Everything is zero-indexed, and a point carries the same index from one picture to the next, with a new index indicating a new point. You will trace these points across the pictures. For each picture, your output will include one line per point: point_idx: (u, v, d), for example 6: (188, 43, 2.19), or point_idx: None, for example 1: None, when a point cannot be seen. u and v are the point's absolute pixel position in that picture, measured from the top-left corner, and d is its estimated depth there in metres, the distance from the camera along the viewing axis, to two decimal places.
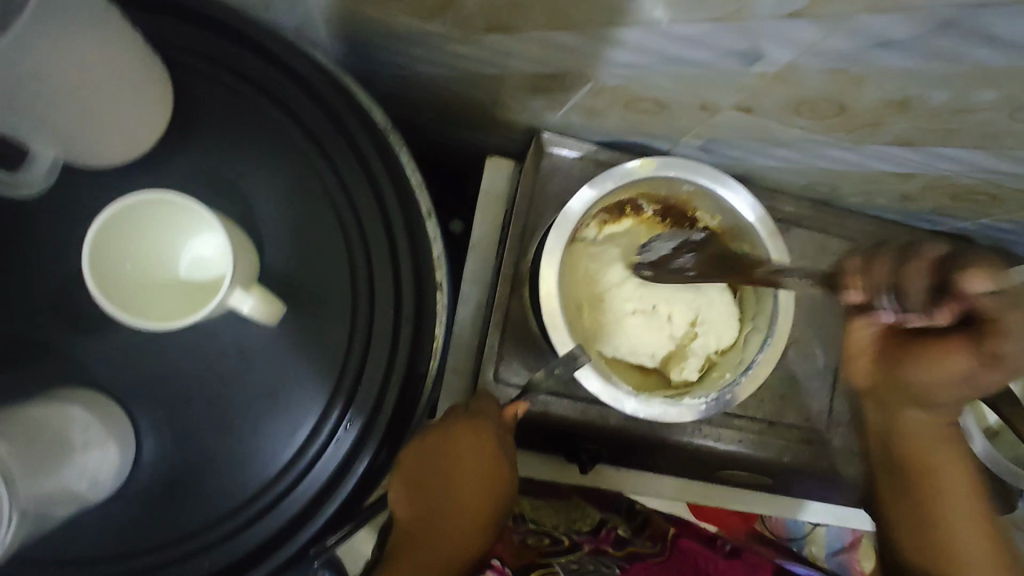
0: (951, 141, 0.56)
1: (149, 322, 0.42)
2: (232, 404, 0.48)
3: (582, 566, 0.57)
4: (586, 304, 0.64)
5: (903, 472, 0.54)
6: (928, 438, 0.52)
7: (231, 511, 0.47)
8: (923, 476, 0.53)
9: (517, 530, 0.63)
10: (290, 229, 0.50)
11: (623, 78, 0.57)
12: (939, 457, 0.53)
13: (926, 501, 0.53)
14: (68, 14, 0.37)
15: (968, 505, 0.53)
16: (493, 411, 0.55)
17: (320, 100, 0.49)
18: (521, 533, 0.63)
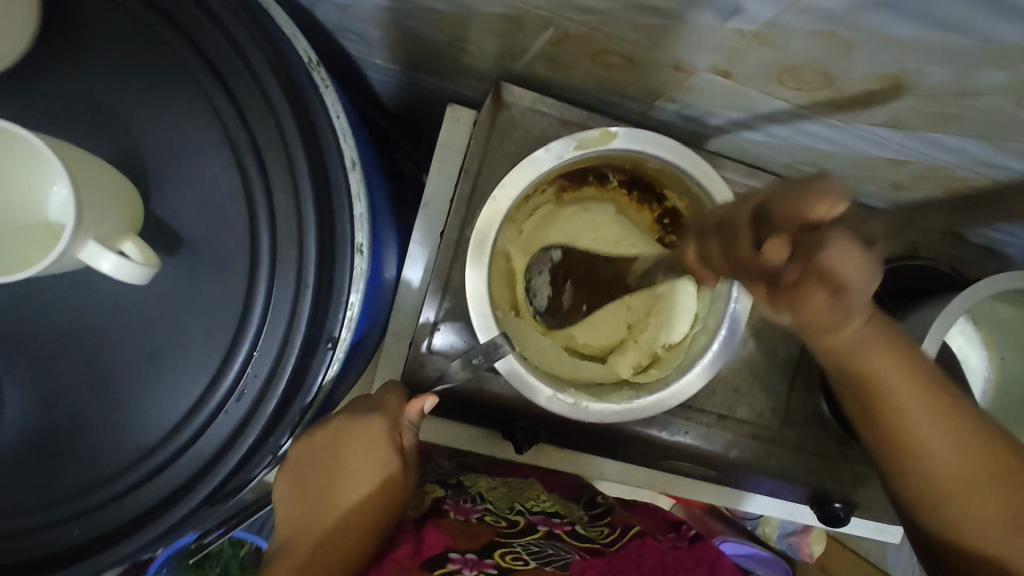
0: (950, 128, 0.50)
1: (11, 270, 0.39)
2: (110, 364, 0.44)
3: (539, 547, 0.50)
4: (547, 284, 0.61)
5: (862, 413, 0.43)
6: (902, 381, 0.40)
7: (105, 480, 0.44)
8: (899, 431, 0.42)
9: (471, 507, 0.56)
10: (181, 172, 0.43)
11: (586, 25, 0.50)
12: (915, 424, 0.41)
13: (918, 473, 0.42)
14: None
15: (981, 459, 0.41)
16: (395, 407, 0.50)
17: (219, 22, 0.42)
18: (475, 511, 0.56)
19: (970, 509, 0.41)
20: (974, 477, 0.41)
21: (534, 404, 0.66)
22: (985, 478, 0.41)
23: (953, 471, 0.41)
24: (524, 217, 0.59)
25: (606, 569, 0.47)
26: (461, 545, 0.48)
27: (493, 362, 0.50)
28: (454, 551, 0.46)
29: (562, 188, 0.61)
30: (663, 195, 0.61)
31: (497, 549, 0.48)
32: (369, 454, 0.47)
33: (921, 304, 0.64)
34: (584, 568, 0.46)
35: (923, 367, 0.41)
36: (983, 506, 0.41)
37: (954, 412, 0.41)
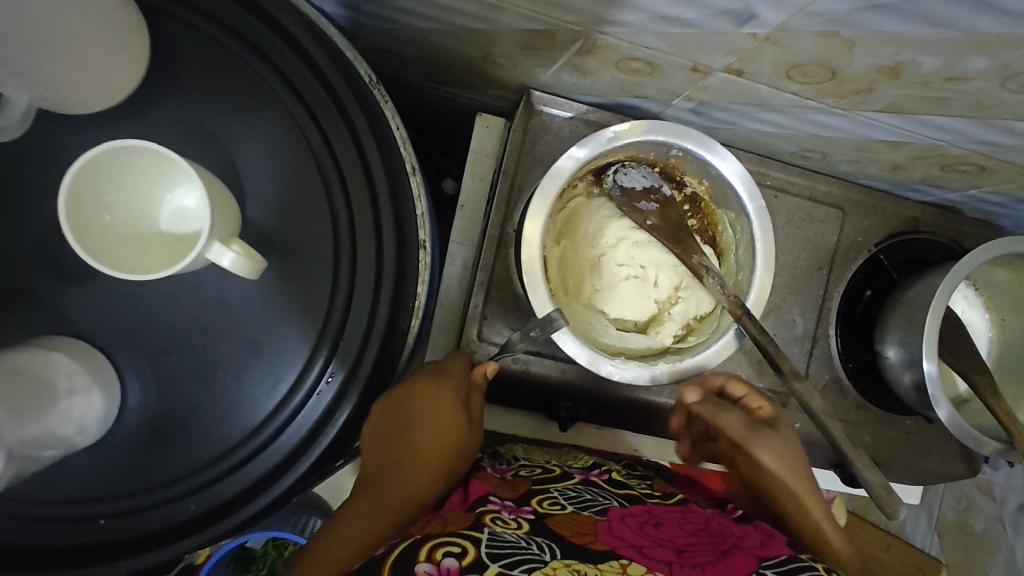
0: (941, 111, 0.56)
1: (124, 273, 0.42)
2: (216, 355, 0.49)
3: (576, 492, 0.54)
4: (584, 269, 0.62)
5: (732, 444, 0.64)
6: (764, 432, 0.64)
7: (215, 458, 0.49)
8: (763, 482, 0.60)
9: (507, 468, 0.61)
10: (269, 181, 0.50)
11: (613, 36, 0.56)
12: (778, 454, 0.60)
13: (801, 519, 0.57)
14: None
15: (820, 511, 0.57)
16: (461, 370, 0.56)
17: (298, 48, 0.48)
18: (511, 469, 0.60)
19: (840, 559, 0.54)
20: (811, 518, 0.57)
21: (574, 381, 0.72)
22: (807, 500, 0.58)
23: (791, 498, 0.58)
24: (559, 211, 0.63)
25: (644, 517, 0.50)
26: (502, 493, 0.52)
27: (549, 333, 0.56)
28: (495, 497, 0.51)
29: (592, 182, 0.63)
30: (683, 182, 0.64)
31: (535, 496, 0.52)
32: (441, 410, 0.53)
33: (925, 272, 0.70)
34: (619, 513, 0.50)
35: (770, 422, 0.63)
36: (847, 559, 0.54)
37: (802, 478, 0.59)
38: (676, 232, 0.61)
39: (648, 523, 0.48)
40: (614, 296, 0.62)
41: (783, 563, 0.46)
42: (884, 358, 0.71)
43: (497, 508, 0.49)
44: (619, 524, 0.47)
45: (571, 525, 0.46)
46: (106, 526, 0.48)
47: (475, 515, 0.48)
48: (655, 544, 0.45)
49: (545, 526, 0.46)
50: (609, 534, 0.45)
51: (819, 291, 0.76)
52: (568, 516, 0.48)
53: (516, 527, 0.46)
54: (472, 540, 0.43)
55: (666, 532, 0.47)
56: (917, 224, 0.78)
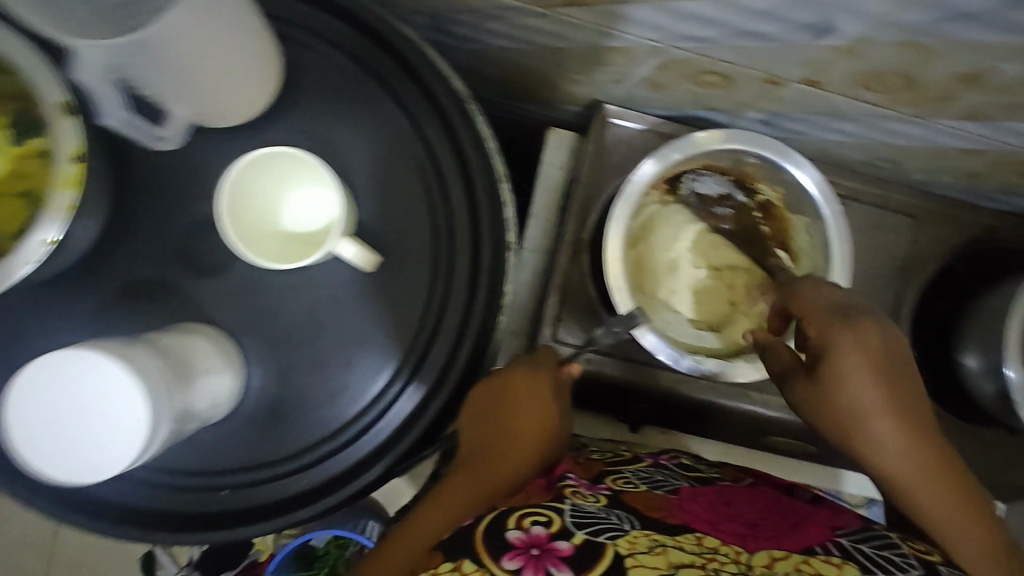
0: (1022, 116, 0.57)
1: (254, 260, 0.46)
2: (328, 345, 0.54)
3: (648, 474, 0.56)
4: (661, 271, 0.65)
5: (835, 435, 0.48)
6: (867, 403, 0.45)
7: (325, 438, 0.53)
8: (890, 478, 0.46)
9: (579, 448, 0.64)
10: (378, 187, 0.55)
11: (690, 51, 0.59)
12: (908, 453, 0.45)
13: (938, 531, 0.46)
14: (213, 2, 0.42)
15: (974, 517, 0.45)
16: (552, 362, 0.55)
17: (409, 69, 0.54)
18: (584, 451, 0.63)
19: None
20: (961, 535, 0.45)
21: (645, 385, 0.73)
22: (954, 506, 0.45)
23: (933, 506, 0.45)
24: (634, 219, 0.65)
25: (715, 494, 0.53)
26: (578, 471, 0.55)
27: (629, 330, 0.60)
28: (572, 474, 0.54)
29: (668, 190, 0.66)
30: (755, 189, 0.66)
31: (608, 476, 0.55)
32: (535, 398, 0.52)
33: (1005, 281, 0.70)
34: (691, 491, 0.52)
35: (899, 408, 0.45)
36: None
37: (943, 461, 0.45)
38: (749, 240, 0.66)
39: (720, 500, 0.51)
40: (692, 297, 0.64)
41: (858, 532, 0.48)
42: (963, 366, 0.70)
43: (574, 484, 0.52)
44: (690, 500, 0.50)
45: (646, 501, 0.49)
46: (229, 496, 0.53)
47: (556, 490, 0.51)
48: (727, 520, 0.48)
49: (621, 501, 0.50)
50: (681, 509, 0.49)
51: (891, 299, 0.76)
52: (643, 495, 0.51)
53: (596, 500, 0.49)
54: (556, 510, 0.47)
55: (737, 508, 0.50)
56: (995, 233, 0.77)
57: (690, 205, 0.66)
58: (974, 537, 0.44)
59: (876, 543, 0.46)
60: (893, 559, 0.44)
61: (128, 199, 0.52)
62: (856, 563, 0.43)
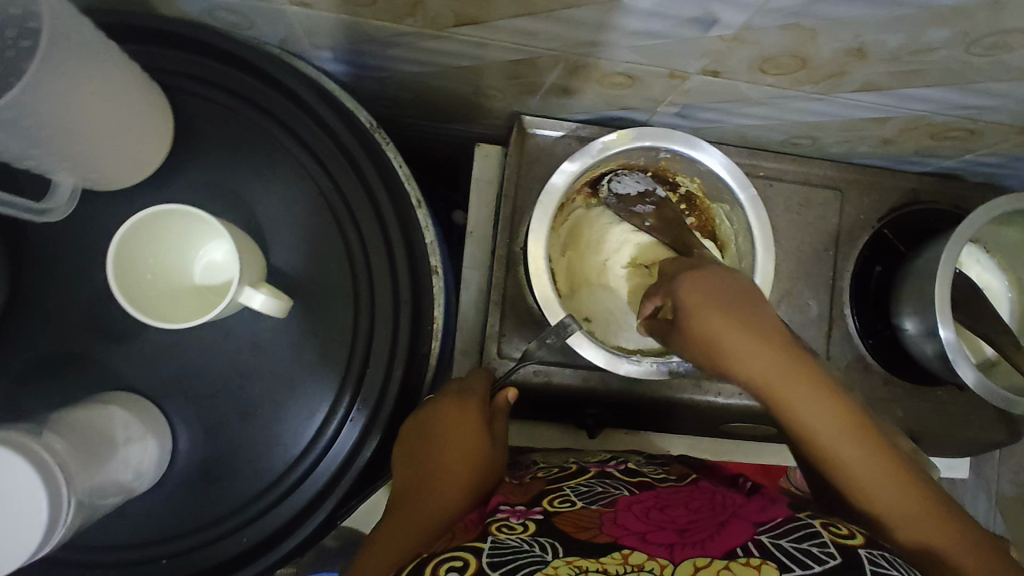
0: (917, 83, 0.58)
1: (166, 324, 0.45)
2: (254, 396, 0.53)
3: (587, 487, 0.57)
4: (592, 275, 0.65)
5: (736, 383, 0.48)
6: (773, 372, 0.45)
7: (261, 491, 0.52)
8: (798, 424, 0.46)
9: (526, 471, 0.65)
10: (289, 229, 0.54)
11: (590, 55, 0.60)
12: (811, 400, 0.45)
13: (852, 480, 0.46)
14: (69, 60, 0.41)
15: (888, 461, 0.45)
16: (480, 389, 0.58)
17: (305, 108, 0.53)
18: (530, 473, 0.64)
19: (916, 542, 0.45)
20: (872, 481, 0.45)
21: (596, 388, 0.73)
22: (864, 448, 0.45)
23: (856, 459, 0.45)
24: (559, 227, 0.65)
25: (650, 502, 0.54)
26: (514, 499, 0.55)
27: (566, 339, 0.59)
28: (506, 504, 0.53)
29: (590, 194, 0.66)
30: (676, 182, 0.67)
31: (546, 497, 0.55)
32: (464, 428, 0.54)
33: (932, 240, 0.71)
34: (627, 502, 0.53)
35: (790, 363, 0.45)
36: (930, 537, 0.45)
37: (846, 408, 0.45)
38: (672, 229, 0.63)
39: (653, 509, 0.52)
40: (625, 298, 0.65)
41: (780, 525, 0.48)
42: (903, 330, 0.71)
43: (506, 514, 0.51)
44: (625, 513, 0.51)
45: (577, 521, 0.49)
46: (167, 565, 0.51)
47: (483, 526, 0.50)
48: (657, 529, 0.48)
49: (551, 525, 0.49)
50: (614, 525, 0.49)
51: (828, 272, 0.77)
52: (577, 513, 0.51)
53: (521, 530, 0.48)
54: (474, 551, 0.45)
55: (669, 515, 0.51)
56: (917, 195, 0.79)
57: (612, 206, 0.66)
58: (883, 481, 0.45)
59: (796, 536, 0.46)
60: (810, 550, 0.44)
61: (28, 272, 0.51)
62: (775, 562, 0.42)
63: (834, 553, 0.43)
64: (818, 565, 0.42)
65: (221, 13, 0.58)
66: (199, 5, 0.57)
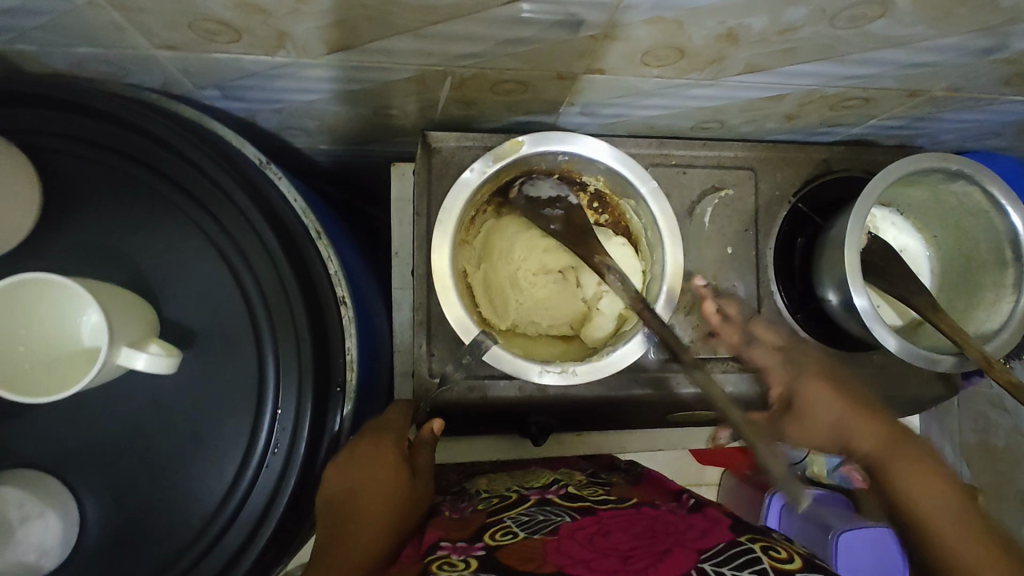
0: (796, 60, 0.58)
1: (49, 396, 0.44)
2: (163, 454, 0.51)
3: (528, 516, 0.57)
4: (510, 285, 0.65)
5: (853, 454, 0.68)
6: (835, 405, 0.67)
7: (179, 552, 0.50)
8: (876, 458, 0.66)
9: (467, 503, 0.64)
10: (181, 280, 0.53)
11: (475, 67, 0.59)
12: (893, 460, 0.65)
13: (931, 523, 0.60)
14: None
15: (913, 466, 0.64)
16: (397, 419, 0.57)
17: (180, 154, 0.52)
18: (471, 505, 0.63)
19: (939, 529, 0.60)
20: (954, 538, 0.58)
21: (535, 399, 0.71)
22: (958, 509, 0.60)
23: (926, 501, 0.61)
24: (472, 239, 0.66)
25: (593, 529, 0.54)
26: (457, 534, 0.54)
27: (481, 355, 0.61)
28: (447, 539, 0.52)
29: (500, 205, 0.67)
30: (584, 182, 0.67)
31: (487, 531, 0.54)
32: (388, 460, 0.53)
33: (844, 209, 0.71)
34: (570, 529, 0.53)
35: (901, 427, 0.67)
36: (950, 529, 0.59)
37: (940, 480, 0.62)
38: (579, 236, 0.64)
39: (596, 536, 0.52)
40: (543, 304, 0.65)
41: (721, 552, 0.49)
42: (828, 302, 0.72)
43: (446, 552, 0.50)
44: (567, 543, 0.50)
45: (519, 552, 0.48)
46: None
47: (424, 563, 0.48)
48: (602, 557, 0.48)
49: (493, 559, 0.48)
50: (555, 555, 0.47)
51: (751, 251, 0.77)
52: (519, 544, 0.50)
53: (463, 565, 0.47)
54: None
55: (613, 543, 0.51)
56: (829, 165, 0.79)
57: (520, 206, 0.66)
58: (931, 497, 0.61)
59: (736, 563, 0.47)
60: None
61: None
62: None
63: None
64: None
65: (91, 64, 0.56)
66: (65, 59, 0.55)
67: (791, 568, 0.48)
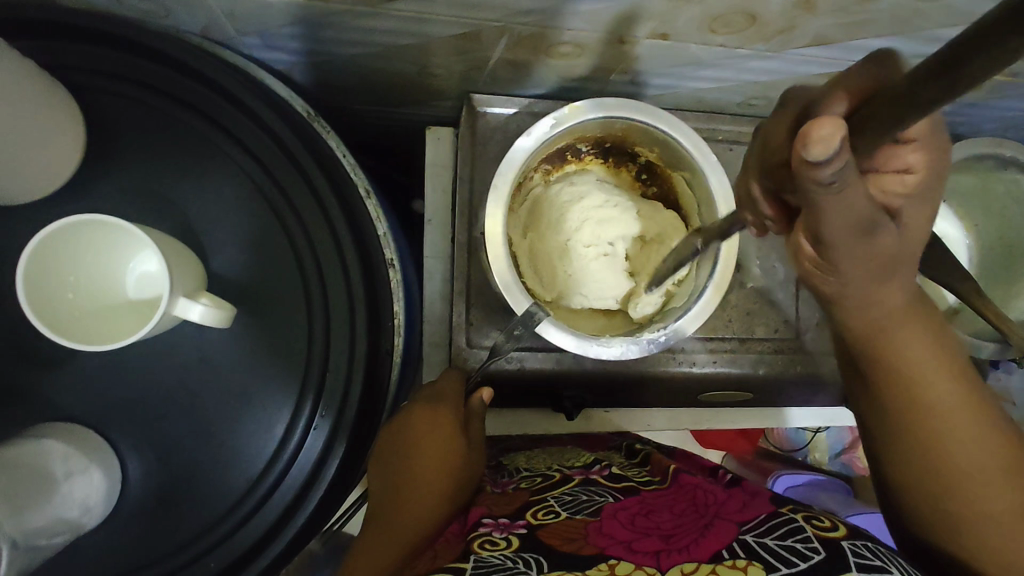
0: (867, 34, 0.57)
1: (109, 345, 0.42)
2: (209, 411, 0.49)
3: (571, 496, 0.56)
4: (558, 257, 0.64)
5: (895, 401, 0.43)
6: (924, 352, 0.41)
7: (225, 512, 0.49)
8: (924, 409, 0.43)
9: (508, 481, 0.63)
10: (229, 233, 0.51)
11: (535, 25, 0.57)
12: (939, 382, 0.43)
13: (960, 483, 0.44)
14: None
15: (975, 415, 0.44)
16: (449, 390, 0.57)
17: (229, 97, 0.49)
18: (512, 483, 0.62)
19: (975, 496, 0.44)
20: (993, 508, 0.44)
21: (573, 371, 0.71)
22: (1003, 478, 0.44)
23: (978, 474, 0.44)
24: (518, 205, 0.66)
25: (635, 508, 0.53)
26: (499, 510, 0.54)
27: (533, 328, 0.60)
28: (489, 517, 0.52)
29: (547, 170, 0.67)
30: (636, 152, 0.68)
31: (529, 509, 0.53)
32: (436, 436, 0.53)
33: None
34: (614, 509, 0.52)
35: (962, 361, 0.44)
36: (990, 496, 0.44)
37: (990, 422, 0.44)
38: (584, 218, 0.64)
39: (639, 515, 0.51)
40: (591, 278, 0.64)
41: (763, 522, 0.49)
42: None
43: (488, 530, 0.50)
44: (610, 522, 0.49)
45: (562, 533, 0.48)
46: None
47: (466, 543, 0.48)
48: (644, 536, 0.48)
49: (535, 540, 0.47)
50: (598, 534, 0.47)
51: None
52: (559, 524, 0.49)
53: (505, 546, 0.47)
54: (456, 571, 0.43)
55: (655, 520, 0.50)
56: None
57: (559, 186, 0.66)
58: (990, 458, 0.44)
59: (779, 533, 0.47)
60: (790, 547, 0.45)
61: None
62: (760, 561, 0.43)
63: (818, 549, 0.44)
64: (801, 561, 0.43)
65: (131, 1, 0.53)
66: None
67: (835, 536, 0.47)
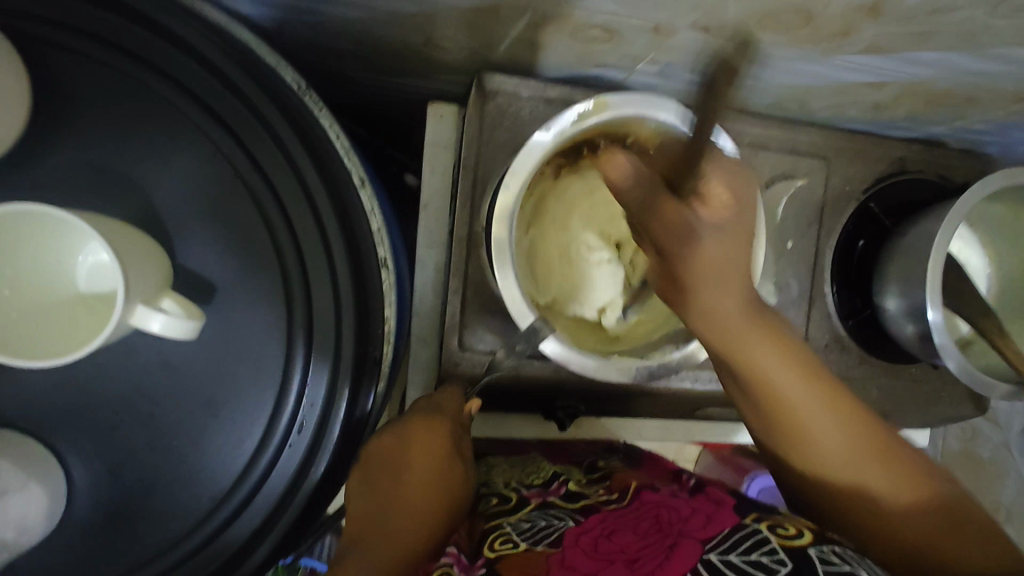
0: (926, 45, 0.52)
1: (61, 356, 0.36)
2: (169, 421, 0.44)
3: (529, 522, 0.50)
4: (559, 259, 0.61)
5: (781, 441, 0.48)
6: (772, 365, 0.44)
7: (184, 534, 0.44)
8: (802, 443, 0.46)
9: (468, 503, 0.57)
10: (200, 220, 0.44)
11: (565, 4, 0.50)
12: (799, 398, 0.45)
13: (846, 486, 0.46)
14: None
15: (832, 414, 0.45)
16: (450, 407, 0.53)
17: (206, 62, 0.42)
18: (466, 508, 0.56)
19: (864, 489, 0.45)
20: (882, 492, 0.45)
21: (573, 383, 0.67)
22: (875, 456, 0.45)
23: (863, 472, 0.45)
24: (527, 199, 0.61)
25: (596, 531, 0.48)
26: (463, 543, 0.49)
27: (536, 344, 0.55)
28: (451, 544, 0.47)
29: (559, 165, 0.61)
30: None
31: (487, 539, 0.48)
32: (434, 451, 0.48)
33: (921, 214, 0.66)
34: (573, 534, 0.47)
35: (811, 366, 0.46)
36: (875, 482, 0.45)
37: (876, 438, 0.46)
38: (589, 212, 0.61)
39: (601, 539, 0.46)
40: (593, 284, 0.61)
41: (728, 537, 0.45)
42: (885, 309, 0.68)
43: (451, 563, 0.45)
44: (573, 551, 0.44)
45: (522, 565, 0.43)
46: None
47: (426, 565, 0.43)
48: (608, 564, 0.43)
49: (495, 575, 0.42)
50: (561, 568, 0.42)
51: (811, 246, 0.71)
52: (519, 555, 0.44)
53: None
54: None
55: (618, 543, 0.45)
56: (904, 164, 0.73)
57: (575, 187, 0.61)
58: (853, 452, 0.45)
59: (744, 547, 0.43)
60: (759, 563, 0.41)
61: None
62: None
63: (783, 561, 0.41)
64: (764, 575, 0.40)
65: None
66: None
67: (801, 544, 0.43)
